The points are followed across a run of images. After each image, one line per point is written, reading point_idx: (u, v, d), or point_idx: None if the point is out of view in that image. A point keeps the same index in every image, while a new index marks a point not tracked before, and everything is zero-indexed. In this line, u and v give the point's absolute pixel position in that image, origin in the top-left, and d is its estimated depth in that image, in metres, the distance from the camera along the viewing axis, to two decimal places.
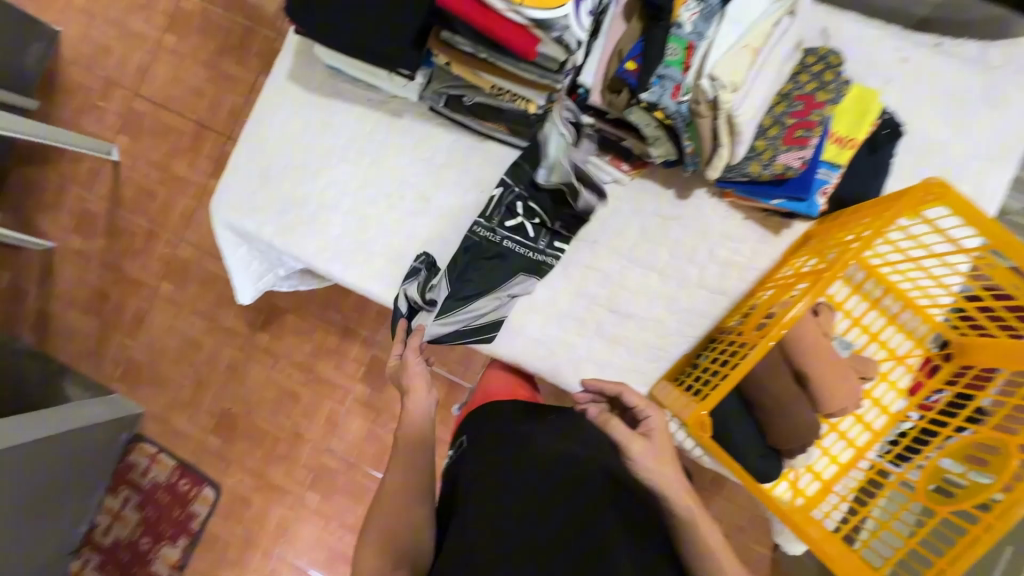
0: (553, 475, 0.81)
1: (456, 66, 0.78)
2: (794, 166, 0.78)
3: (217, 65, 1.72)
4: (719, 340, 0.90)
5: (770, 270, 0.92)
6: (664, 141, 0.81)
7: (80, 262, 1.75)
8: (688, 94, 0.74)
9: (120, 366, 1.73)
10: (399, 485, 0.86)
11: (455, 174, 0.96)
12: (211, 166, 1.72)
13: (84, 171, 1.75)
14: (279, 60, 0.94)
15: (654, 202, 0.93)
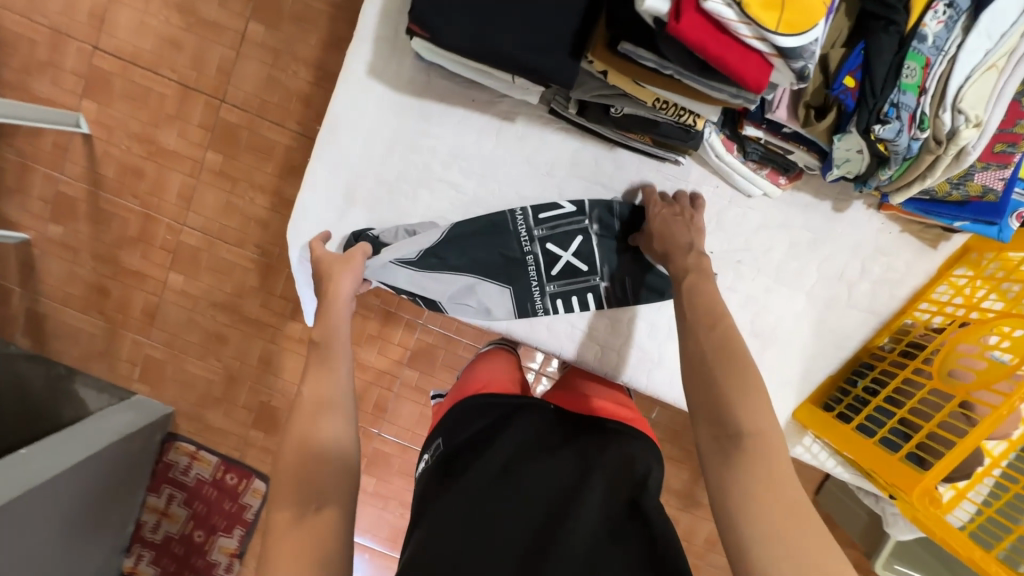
0: (530, 515, 0.72)
1: (619, 76, 0.78)
2: (994, 188, 0.82)
3: (194, 8, 1.41)
4: (881, 361, 0.98)
5: (922, 286, 0.98)
6: (856, 162, 0.84)
7: (66, 254, 1.53)
8: (922, 125, 0.77)
9: (138, 365, 1.59)
10: (308, 414, 0.74)
11: (564, 182, 1.01)
12: (206, 136, 1.47)
13: (48, 146, 1.48)
14: (359, 53, 0.94)
15: (805, 215, 0.98)
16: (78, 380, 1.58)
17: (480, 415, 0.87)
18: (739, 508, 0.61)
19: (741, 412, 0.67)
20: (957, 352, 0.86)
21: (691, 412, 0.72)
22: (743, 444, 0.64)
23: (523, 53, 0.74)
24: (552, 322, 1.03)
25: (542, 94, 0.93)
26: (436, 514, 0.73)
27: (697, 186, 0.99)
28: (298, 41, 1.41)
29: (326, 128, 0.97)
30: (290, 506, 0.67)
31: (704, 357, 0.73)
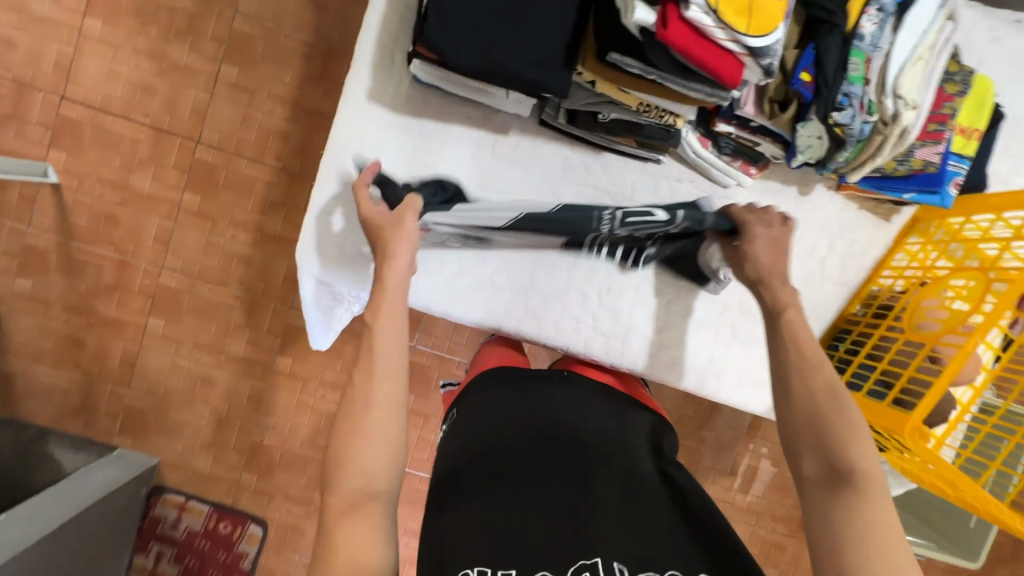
0: (565, 467, 0.77)
1: (607, 84, 0.87)
2: (933, 160, 0.93)
3: (165, 54, 1.43)
4: (856, 326, 1.06)
5: (883, 256, 1.07)
6: (816, 147, 0.94)
7: (36, 309, 1.48)
8: (870, 111, 0.87)
9: (118, 418, 1.53)
10: (357, 405, 0.70)
11: (556, 186, 1.06)
12: (182, 177, 1.47)
13: (15, 199, 1.44)
14: (358, 76, 0.97)
15: (776, 198, 1.06)
16: (52, 440, 1.50)
17: (497, 391, 0.91)
18: (847, 544, 0.62)
19: (846, 452, 0.67)
20: (922, 308, 0.95)
21: (790, 444, 0.73)
22: (854, 483, 0.65)
23: (516, 63, 0.80)
24: (558, 320, 1.08)
25: (534, 106, 1.02)
26: (463, 488, 0.76)
27: (677, 182, 1.06)
28: (272, 79, 1.45)
29: (329, 147, 0.99)
30: (340, 493, 0.66)
31: (813, 396, 0.73)
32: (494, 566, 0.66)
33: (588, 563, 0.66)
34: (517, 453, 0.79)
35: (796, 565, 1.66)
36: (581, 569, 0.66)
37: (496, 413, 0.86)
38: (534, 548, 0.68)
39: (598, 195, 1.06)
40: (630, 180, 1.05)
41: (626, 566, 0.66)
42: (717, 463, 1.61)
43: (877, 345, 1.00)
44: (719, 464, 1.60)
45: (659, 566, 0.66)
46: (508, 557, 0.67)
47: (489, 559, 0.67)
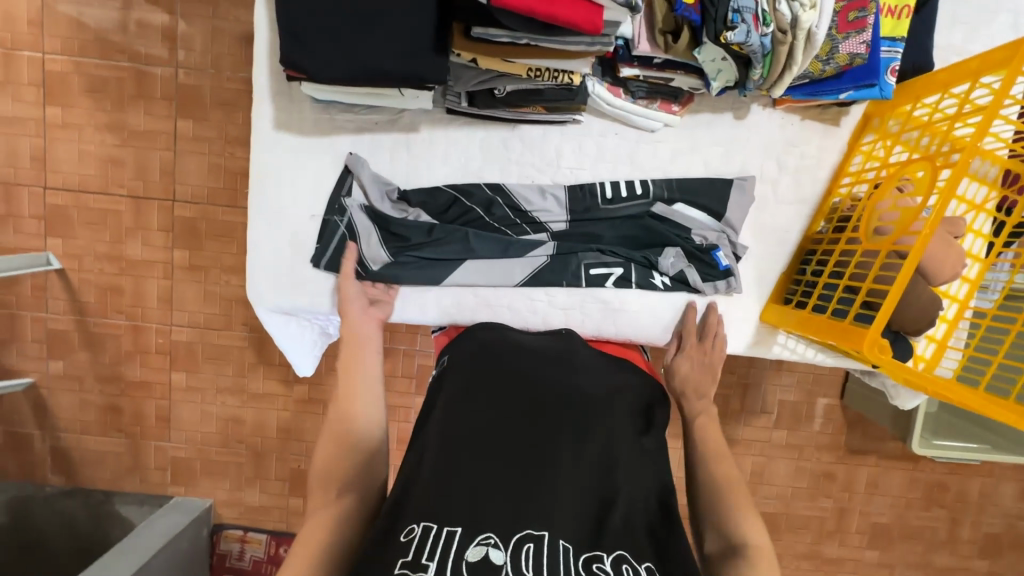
0: (540, 436, 0.76)
1: (489, 58, 0.89)
2: (860, 52, 0.86)
3: (123, 122, 1.47)
4: (821, 242, 1.02)
5: (840, 162, 1.02)
6: (726, 70, 0.90)
7: (72, 385, 1.59)
8: (768, 22, 0.84)
9: (168, 470, 1.64)
10: (350, 425, 0.85)
11: (483, 168, 1.04)
12: (168, 237, 1.52)
13: (29, 290, 1.54)
14: (262, 111, 1.00)
15: (709, 130, 1.02)
16: (117, 500, 1.64)
17: (471, 351, 0.91)
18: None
19: (741, 527, 0.74)
20: (877, 211, 0.92)
21: (699, 521, 0.79)
22: (746, 553, 0.71)
23: (384, 61, 0.83)
24: (512, 303, 1.04)
25: (435, 96, 1.00)
26: (427, 439, 0.77)
27: (602, 138, 1.03)
28: (226, 124, 1.48)
29: (252, 183, 1.03)
30: (324, 488, 0.78)
31: (716, 482, 0.79)
32: (441, 523, 0.64)
33: (533, 533, 0.65)
34: (495, 416, 0.78)
35: (848, 491, 1.61)
36: (526, 539, 0.64)
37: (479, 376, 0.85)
38: (482, 510, 0.67)
39: (526, 169, 1.04)
40: (553, 146, 1.03)
41: (571, 545, 0.65)
42: (745, 405, 1.56)
43: (840, 258, 0.97)
44: (749, 406, 1.54)
45: (607, 547, 0.65)
46: (458, 516, 0.66)
47: (438, 516, 0.65)
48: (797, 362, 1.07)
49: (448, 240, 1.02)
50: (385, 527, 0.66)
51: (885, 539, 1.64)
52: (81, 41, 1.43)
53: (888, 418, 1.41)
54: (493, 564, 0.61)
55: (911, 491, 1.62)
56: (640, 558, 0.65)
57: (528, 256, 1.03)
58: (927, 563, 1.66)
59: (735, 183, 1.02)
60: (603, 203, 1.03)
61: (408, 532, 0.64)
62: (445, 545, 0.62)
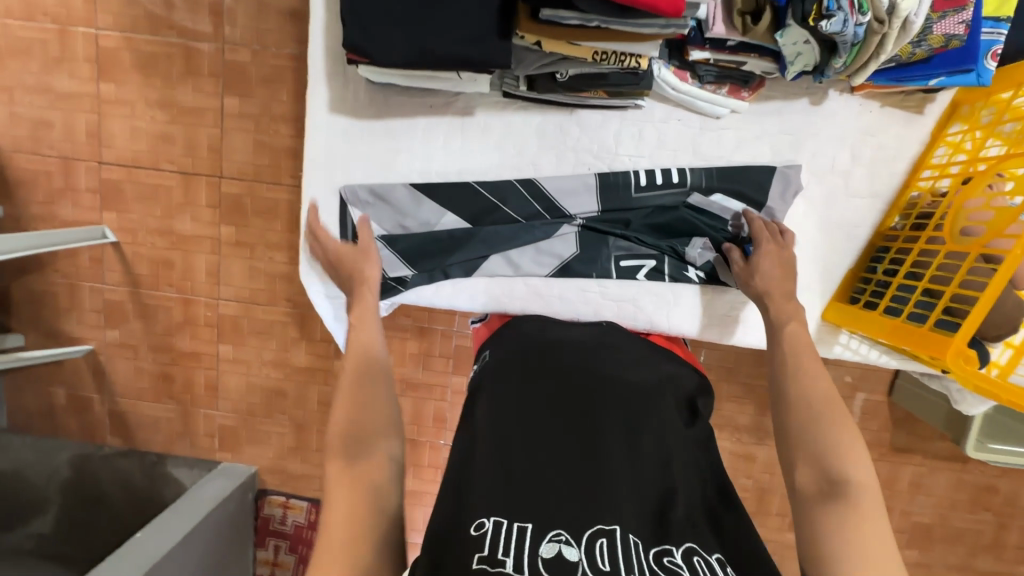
0: (595, 431, 0.76)
1: (554, 40, 0.85)
2: (958, 33, 0.80)
3: (172, 99, 1.49)
4: (895, 239, 0.98)
5: (921, 153, 0.97)
6: (807, 54, 0.85)
7: (128, 352, 1.67)
8: (864, 11, 0.78)
9: (215, 437, 1.72)
10: (360, 374, 0.84)
11: (536, 154, 1.02)
12: (216, 214, 1.55)
13: (87, 262, 1.61)
14: (316, 94, 0.99)
15: (779, 118, 0.97)
16: (169, 462, 1.71)
17: (519, 346, 0.91)
18: (835, 557, 0.63)
19: (843, 462, 0.70)
20: (965, 210, 0.86)
21: (787, 455, 0.75)
22: (846, 495, 0.67)
23: (440, 45, 0.82)
24: (563, 293, 1.05)
25: (493, 80, 0.98)
26: (483, 432, 0.77)
27: (663, 124, 0.99)
28: (271, 101, 1.47)
29: (306, 168, 1.03)
30: (346, 446, 0.76)
31: (813, 404, 0.76)
32: (508, 519, 0.65)
33: (605, 528, 0.65)
34: (548, 414, 0.78)
35: (890, 488, 1.57)
36: (598, 533, 0.64)
37: (524, 372, 0.84)
38: (548, 506, 0.67)
39: (582, 155, 1.01)
40: (612, 132, 1.00)
41: (641, 540, 0.66)
42: None
43: (919, 258, 0.92)
44: None
45: (675, 540, 0.66)
46: (525, 513, 0.66)
47: (505, 513, 0.66)
48: (860, 364, 1.03)
49: (470, 241, 1.03)
50: (448, 526, 0.67)
51: (925, 538, 1.60)
52: (132, 18, 1.45)
53: (942, 419, 1.34)
54: (568, 562, 0.61)
55: (957, 492, 1.57)
56: (710, 550, 0.67)
57: (554, 236, 1.03)
58: (969, 566, 1.61)
59: (777, 172, 0.98)
60: (636, 193, 1.01)
61: (479, 525, 0.64)
62: (517, 542, 0.62)
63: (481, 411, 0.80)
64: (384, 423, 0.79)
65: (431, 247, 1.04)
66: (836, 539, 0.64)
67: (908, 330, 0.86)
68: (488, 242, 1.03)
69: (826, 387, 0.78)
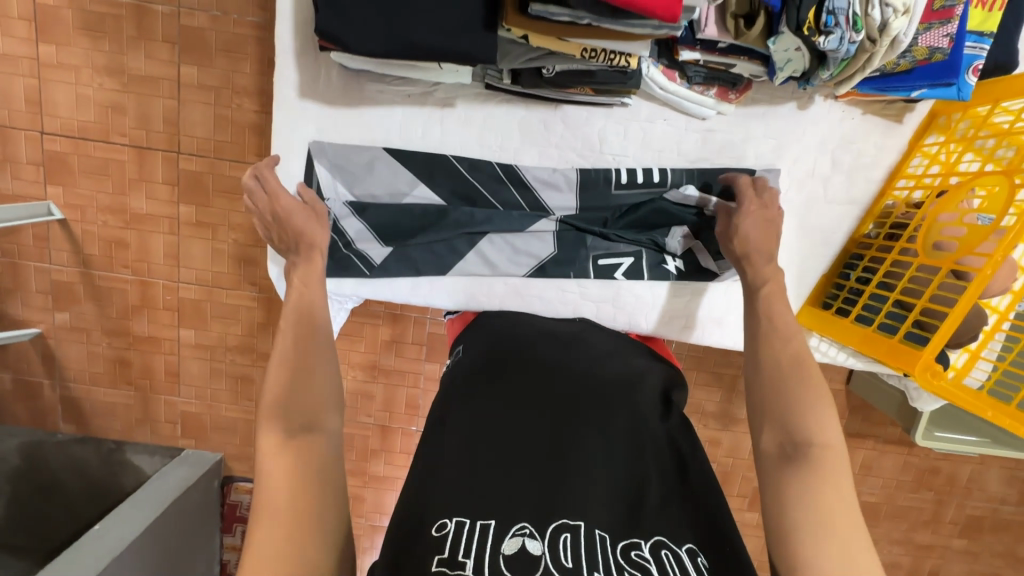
0: (566, 426, 0.72)
1: (542, 35, 0.81)
2: (942, 47, 0.81)
3: (123, 65, 1.35)
4: (869, 246, 1.01)
5: (897, 162, 0.99)
6: (796, 60, 0.84)
7: (79, 337, 1.56)
8: (861, 31, 0.79)
9: (178, 424, 1.65)
10: (297, 358, 0.74)
11: (519, 149, 0.99)
12: (174, 191, 1.45)
13: (30, 240, 1.48)
14: (286, 77, 0.93)
15: (764, 121, 0.97)
16: (128, 449, 1.66)
17: (489, 341, 0.87)
18: (795, 520, 0.61)
19: (809, 425, 0.67)
20: (938, 224, 0.88)
21: (756, 418, 0.72)
22: (810, 457, 0.65)
23: (423, 35, 0.78)
24: (543, 292, 1.05)
25: (474, 70, 0.94)
26: (452, 425, 0.72)
27: (649, 123, 0.98)
28: (232, 72, 1.36)
29: (274, 157, 0.98)
30: (279, 430, 0.68)
31: (784, 365, 0.74)
32: (472, 519, 0.60)
33: (569, 523, 0.61)
34: (519, 409, 0.74)
35: None
36: (562, 528, 0.60)
37: (496, 368, 0.80)
38: (513, 501, 0.63)
39: (565, 152, 1.00)
40: (597, 130, 0.98)
41: (608, 534, 0.61)
42: None
43: (891, 268, 0.95)
44: None
45: (644, 533, 0.62)
46: (489, 510, 0.62)
47: (468, 512, 0.61)
48: (827, 365, 1.08)
49: (448, 238, 1.01)
50: (407, 524, 0.62)
51: (871, 515, 1.70)
52: None
53: (892, 407, 1.39)
54: (530, 555, 0.57)
55: (903, 473, 1.67)
56: (680, 540, 0.62)
57: (533, 235, 1.01)
58: (910, 540, 1.72)
59: (757, 175, 0.99)
60: (616, 189, 1.00)
61: (441, 526, 0.60)
62: (479, 541, 0.57)
63: (451, 403, 0.76)
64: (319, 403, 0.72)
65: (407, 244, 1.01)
66: (799, 500, 0.62)
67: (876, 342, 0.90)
68: (466, 239, 1.01)
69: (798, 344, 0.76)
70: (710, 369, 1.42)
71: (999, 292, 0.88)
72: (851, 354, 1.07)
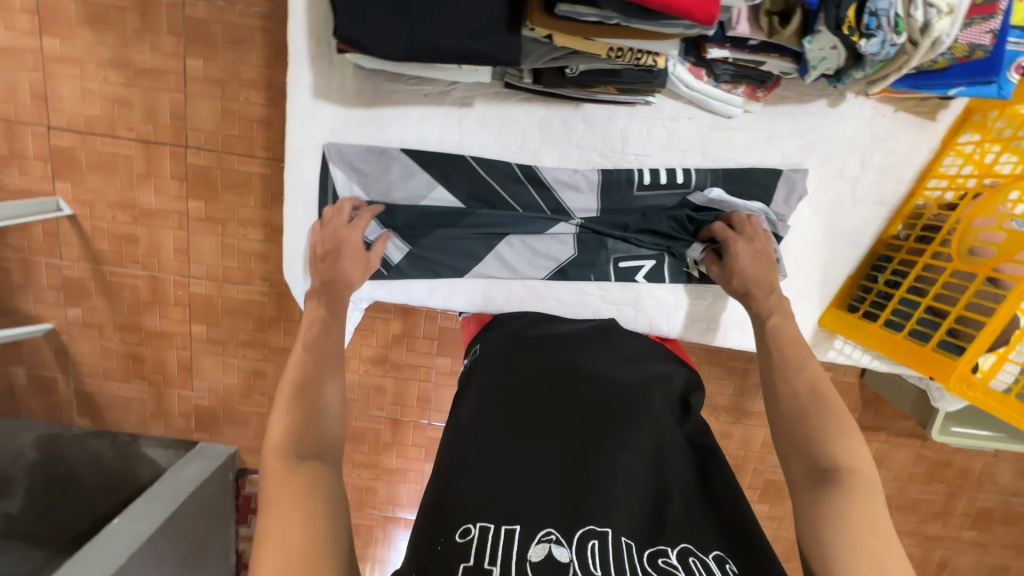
0: (587, 429, 0.69)
1: (568, 36, 0.78)
2: (984, 43, 0.78)
3: (128, 59, 1.33)
4: (899, 247, 0.99)
5: (929, 161, 0.97)
6: (832, 58, 0.81)
7: (91, 332, 1.56)
8: (902, 33, 0.76)
9: (192, 418, 1.66)
10: (305, 377, 0.77)
11: (539, 149, 0.97)
12: (182, 186, 1.43)
13: (41, 236, 1.47)
14: (299, 77, 0.91)
15: (792, 120, 0.95)
16: (143, 443, 1.67)
17: (505, 343, 0.85)
18: (832, 543, 0.60)
19: (836, 449, 0.68)
20: (974, 229, 0.86)
21: (782, 446, 0.72)
22: (842, 482, 0.64)
23: (443, 39, 0.75)
24: (562, 295, 1.04)
25: (494, 69, 0.91)
26: (470, 426, 0.70)
27: (673, 122, 0.96)
28: (238, 64, 1.33)
29: (288, 160, 0.96)
30: (287, 456, 0.67)
31: (804, 394, 0.75)
32: (496, 524, 0.57)
33: (596, 529, 0.57)
34: (538, 412, 0.71)
35: None
36: (589, 534, 0.57)
37: (512, 370, 0.78)
38: (536, 504, 0.60)
39: (586, 153, 0.98)
40: (619, 129, 0.96)
41: (635, 541, 0.58)
42: None
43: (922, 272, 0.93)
44: None
45: (670, 541, 0.59)
46: (513, 514, 0.58)
47: (493, 517, 0.58)
48: (850, 367, 1.07)
49: (466, 241, 1.00)
50: (429, 530, 0.59)
51: None
52: None
53: (908, 403, 1.38)
54: (559, 563, 0.54)
55: (914, 466, 1.66)
56: (706, 548, 0.59)
57: (553, 236, 1.00)
58: (920, 531, 1.73)
59: (783, 175, 0.97)
60: (638, 190, 0.98)
61: (465, 531, 0.56)
62: (505, 548, 0.54)
63: (467, 405, 0.74)
64: (326, 432, 0.72)
65: (423, 248, 1.00)
66: (834, 524, 0.61)
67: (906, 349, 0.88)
68: (484, 241, 1.00)
69: (811, 372, 0.78)
70: (723, 364, 1.41)
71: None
72: (876, 357, 1.06)
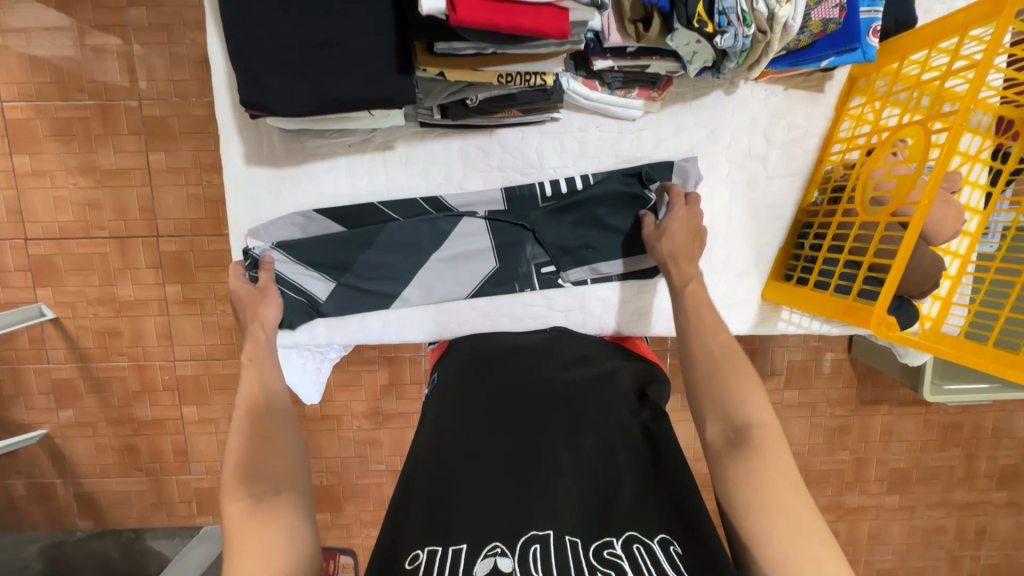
0: (533, 438, 0.70)
1: (453, 71, 0.86)
2: (834, 17, 0.84)
3: (95, 162, 1.40)
4: (817, 213, 1.02)
5: (829, 127, 1.02)
6: (701, 53, 0.88)
7: (84, 431, 1.57)
8: (750, 25, 0.83)
9: (193, 502, 1.63)
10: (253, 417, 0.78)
11: (460, 178, 1.03)
12: (158, 274, 1.47)
13: (28, 343, 1.51)
14: (230, 151, 0.99)
15: (692, 113, 1.01)
16: (148, 536, 1.64)
17: (458, 367, 0.87)
18: (741, 501, 0.62)
19: (745, 406, 0.69)
20: (873, 181, 0.90)
21: (698, 408, 0.72)
22: (754, 446, 0.65)
23: (341, 89, 0.82)
24: (511, 310, 1.07)
25: (407, 112, 0.98)
26: (420, 449, 0.71)
27: (582, 132, 1.02)
28: (200, 151, 1.41)
29: (231, 228, 1.04)
30: (244, 497, 0.67)
31: (715, 353, 0.75)
32: (444, 544, 0.56)
33: (538, 534, 0.57)
34: (486, 430, 0.72)
35: (864, 440, 1.62)
36: (532, 540, 0.57)
37: (462, 392, 0.80)
38: (481, 519, 0.60)
39: (505, 174, 1.03)
40: (533, 147, 1.02)
41: (579, 539, 0.57)
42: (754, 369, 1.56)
43: (838, 230, 0.97)
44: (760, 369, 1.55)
45: (616, 531, 0.58)
46: (460, 533, 0.58)
47: (440, 539, 0.57)
48: (804, 335, 1.10)
49: (389, 274, 1.04)
50: (382, 555, 0.58)
51: (904, 481, 1.66)
52: (39, 83, 1.35)
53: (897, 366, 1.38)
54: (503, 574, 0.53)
55: (926, 433, 1.63)
56: (651, 533, 0.58)
57: (472, 256, 1.05)
58: (948, 502, 1.67)
59: (676, 165, 1.02)
60: (543, 203, 1.03)
61: (413, 557, 0.56)
62: (450, 567, 0.54)
63: (424, 427, 0.75)
64: (288, 468, 0.72)
65: (353, 296, 1.05)
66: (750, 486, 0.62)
67: (837, 305, 0.90)
68: (405, 274, 1.05)
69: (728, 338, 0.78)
70: None
71: (946, 239, 0.89)
72: (823, 321, 1.10)
